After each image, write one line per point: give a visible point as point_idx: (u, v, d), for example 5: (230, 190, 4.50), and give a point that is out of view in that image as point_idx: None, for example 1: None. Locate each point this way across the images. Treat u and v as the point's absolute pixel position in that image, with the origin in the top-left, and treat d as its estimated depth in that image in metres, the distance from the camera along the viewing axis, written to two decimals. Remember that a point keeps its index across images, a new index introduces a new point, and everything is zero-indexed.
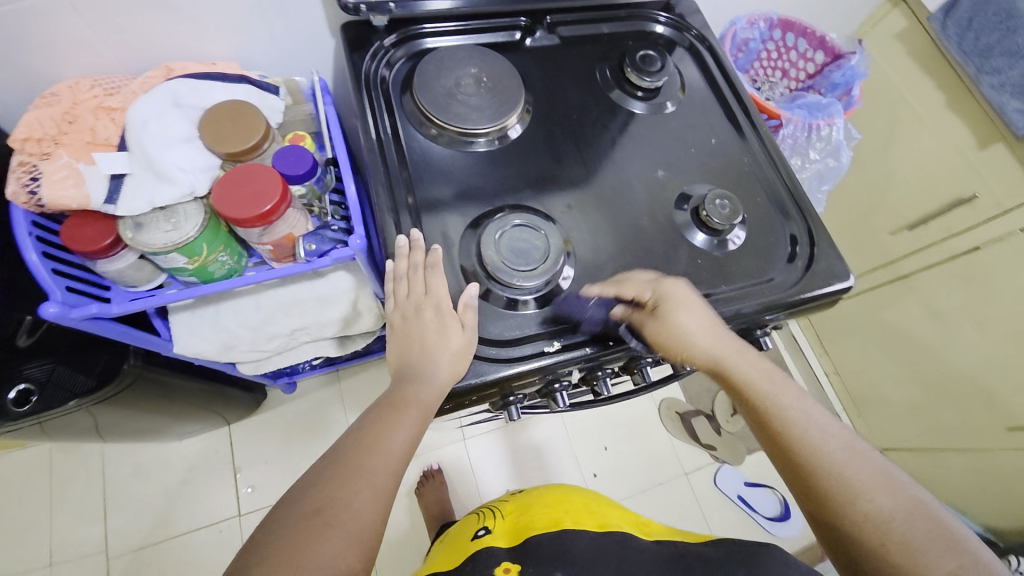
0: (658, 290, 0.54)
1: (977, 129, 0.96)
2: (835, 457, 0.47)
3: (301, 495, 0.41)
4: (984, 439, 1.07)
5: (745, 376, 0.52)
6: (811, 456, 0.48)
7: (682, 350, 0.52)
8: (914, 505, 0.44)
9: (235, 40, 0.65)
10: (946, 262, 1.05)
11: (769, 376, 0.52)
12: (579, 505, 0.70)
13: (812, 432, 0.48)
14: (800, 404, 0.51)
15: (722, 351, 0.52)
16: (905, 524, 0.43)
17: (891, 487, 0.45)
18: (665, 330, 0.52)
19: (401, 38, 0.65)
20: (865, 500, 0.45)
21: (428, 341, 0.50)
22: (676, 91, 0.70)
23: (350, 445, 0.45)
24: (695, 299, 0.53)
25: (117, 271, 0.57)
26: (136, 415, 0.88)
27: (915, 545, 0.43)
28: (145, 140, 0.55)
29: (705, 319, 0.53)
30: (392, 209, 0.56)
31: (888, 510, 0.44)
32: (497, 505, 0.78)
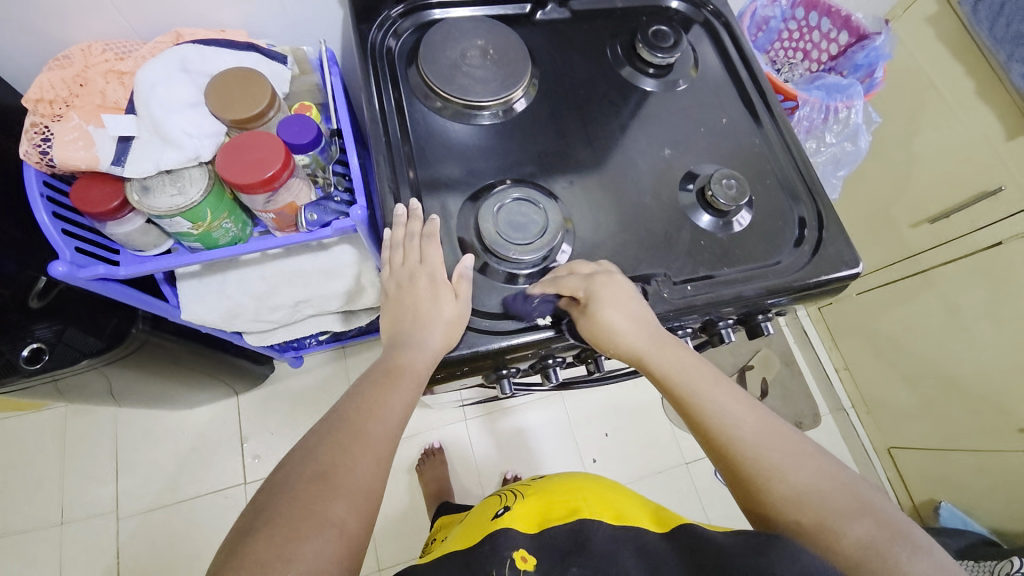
0: (590, 284, 0.50)
1: (1007, 119, 0.91)
2: (755, 442, 0.47)
3: (306, 458, 0.42)
4: (995, 440, 1.04)
5: (667, 369, 0.51)
6: (734, 446, 0.48)
7: (607, 344, 0.51)
8: (825, 480, 0.45)
9: (243, 8, 0.65)
10: (967, 258, 1.01)
11: (691, 368, 0.51)
12: (598, 494, 0.66)
13: (732, 422, 0.48)
14: (722, 393, 0.50)
15: (647, 345, 0.50)
16: (819, 499, 0.44)
17: (809, 465, 0.46)
18: (595, 327, 0.50)
19: (408, 8, 0.64)
20: (782, 480, 0.45)
21: (421, 309, 0.50)
22: (688, 69, 0.68)
23: (350, 411, 0.46)
24: (622, 290, 0.51)
25: (125, 234, 0.59)
26: (146, 380, 0.91)
27: (831, 521, 0.43)
28: (152, 104, 0.56)
29: (635, 312, 0.51)
30: (392, 180, 0.56)
31: (804, 487, 0.45)
32: (518, 488, 0.75)
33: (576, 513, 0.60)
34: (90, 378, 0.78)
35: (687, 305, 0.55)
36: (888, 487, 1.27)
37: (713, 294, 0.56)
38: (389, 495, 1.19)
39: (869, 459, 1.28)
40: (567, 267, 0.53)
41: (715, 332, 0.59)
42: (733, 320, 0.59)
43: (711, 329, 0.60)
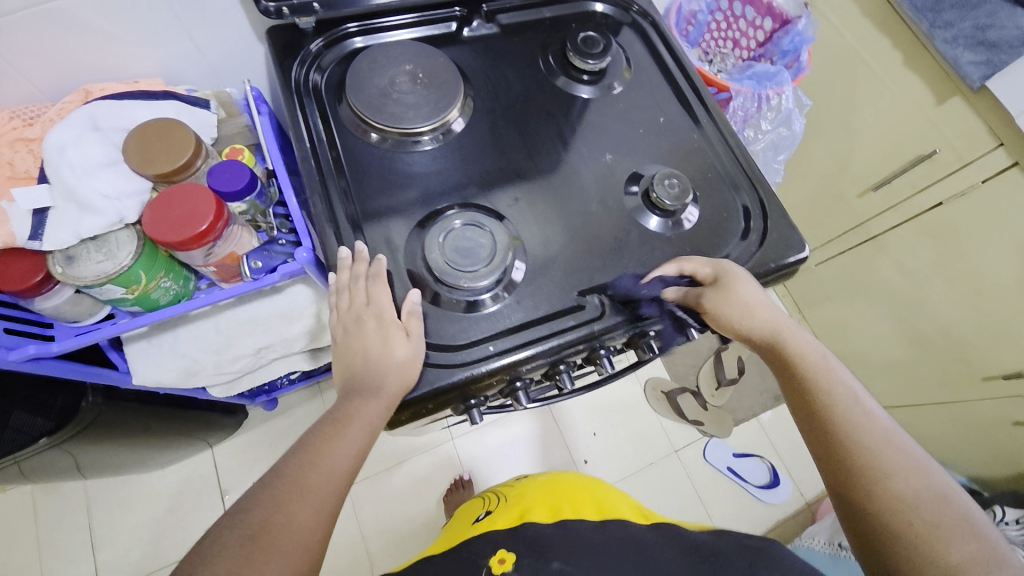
0: (725, 268, 0.55)
1: (934, 84, 0.93)
2: (876, 440, 0.48)
3: (237, 518, 0.41)
4: (960, 390, 1.10)
5: (799, 353, 0.53)
6: (852, 440, 0.48)
7: (739, 321, 0.54)
8: (944, 493, 0.45)
9: (156, 55, 0.62)
10: (912, 220, 1.04)
11: (821, 356, 0.53)
12: (579, 490, 0.67)
13: (853, 411, 0.49)
14: (848, 387, 0.51)
15: (781, 329, 0.54)
16: (930, 506, 0.44)
17: (921, 475, 0.46)
18: (727, 305, 0.54)
19: (329, 41, 0.63)
20: (894, 479, 0.46)
21: (370, 352, 0.48)
22: (622, 72, 0.68)
23: (291, 464, 0.45)
24: (754, 284, 0.55)
25: (55, 308, 0.56)
26: (111, 451, 0.87)
27: (946, 534, 0.43)
28: (63, 170, 0.52)
29: (768, 301, 0.54)
30: (330, 218, 0.54)
31: (914, 492, 0.45)
32: (502, 489, 0.75)
33: (557, 511, 0.61)
34: (47, 458, 0.74)
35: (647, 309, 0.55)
36: None
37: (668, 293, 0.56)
38: (383, 527, 1.16)
39: None
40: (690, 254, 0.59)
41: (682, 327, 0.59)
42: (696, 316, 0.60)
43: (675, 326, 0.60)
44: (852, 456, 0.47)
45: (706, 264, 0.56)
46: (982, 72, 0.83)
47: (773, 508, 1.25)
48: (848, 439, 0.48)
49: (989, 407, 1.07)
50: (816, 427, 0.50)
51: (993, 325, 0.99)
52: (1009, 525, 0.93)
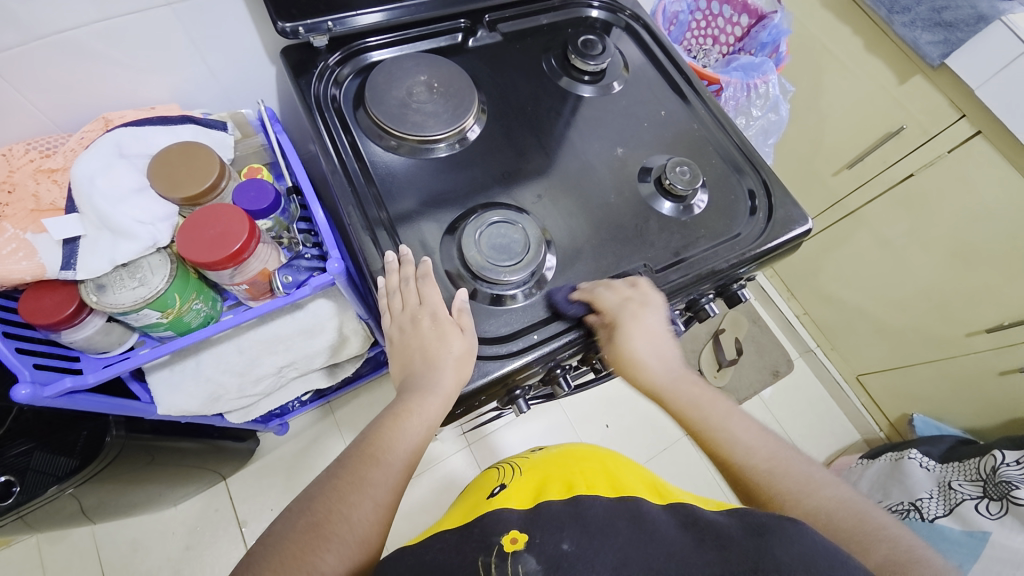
0: (620, 309, 0.54)
1: (895, 65, 1.00)
2: (768, 468, 0.50)
3: (302, 509, 0.42)
4: (946, 348, 1.17)
5: (686, 401, 0.55)
6: (749, 475, 0.50)
7: (631, 372, 0.56)
8: (840, 508, 0.46)
9: (170, 81, 0.63)
10: (887, 193, 1.11)
11: (706, 398, 0.55)
12: (594, 465, 0.61)
13: (739, 448, 0.51)
14: (735, 422, 0.53)
15: (665, 381, 0.55)
16: (829, 522, 0.45)
17: (821, 492, 0.47)
18: (617, 354, 0.56)
19: (345, 56, 0.65)
20: (791, 503, 0.47)
21: (429, 350, 0.50)
22: (620, 71, 0.72)
23: (353, 456, 0.47)
24: (652, 322, 0.55)
25: (86, 339, 0.55)
26: (128, 490, 0.83)
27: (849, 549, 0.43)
28: (94, 198, 0.52)
29: (655, 348, 0.56)
30: (364, 226, 0.55)
31: (811, 510, 0.46)
32: (518, 462, 0.71)
33: (574, 488, 0.52)
34: (53, 506, 0.68)
35: (671, 289, 0.58)
36: (866, 412, 1.42)
37: (692, 274, 0.60)
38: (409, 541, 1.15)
39: (843, 391, 1.43)
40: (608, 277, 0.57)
41: (699, 308, 0.65)
42: (712, 294, 0.65)
43: (696, 307, 0.64)
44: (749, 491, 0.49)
45: (610, 299, 0.54)
46: (940, 50, 0.90)
47: None
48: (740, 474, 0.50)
49: (974, 361, 1.14)
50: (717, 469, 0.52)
51: (971, 284, 1.07)
52: (1010, 466, 0.99)
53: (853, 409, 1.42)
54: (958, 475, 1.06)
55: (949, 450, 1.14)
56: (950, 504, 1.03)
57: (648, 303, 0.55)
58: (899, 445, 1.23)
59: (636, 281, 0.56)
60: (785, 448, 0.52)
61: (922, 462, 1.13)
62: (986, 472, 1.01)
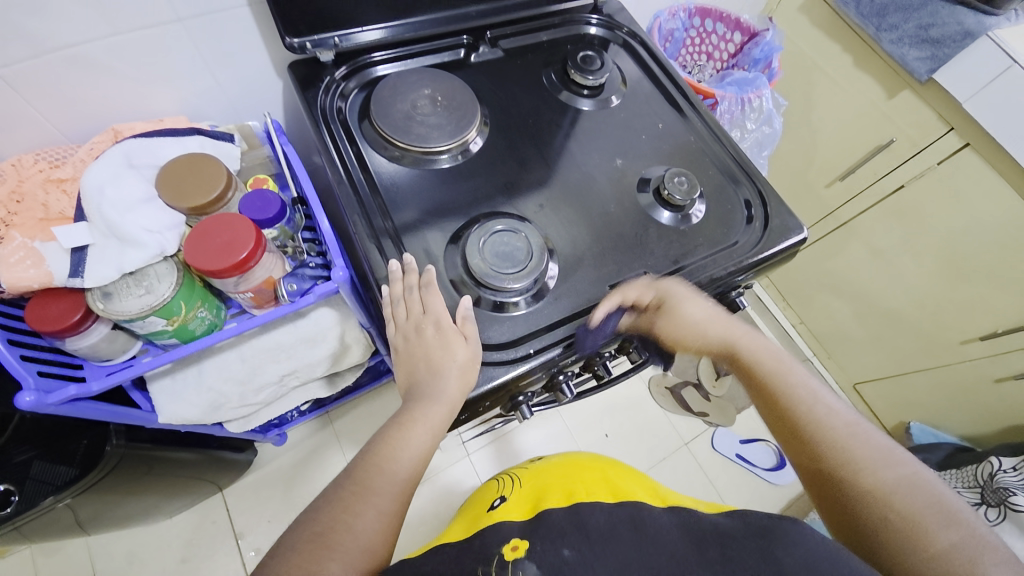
0: (659, 288, 0.57)
1: (883, 81, 1.03)
2: (846, 432, 0.50)
3: (306, 519, 0.43)
4: (942, 356, 1.18)
5: (756, 357, 0.58)
6: (819, 433, 0.51)
7: (688, 335, 0.58)
8: (920, 486, 0.45)
9: (178, 93, 0.64)
10: (879, 204, 1.14)
11: (780, 361, 0.58)
12: (594, 475, 0.61)
13: (818, 406, 0.53)
14: (812, 386, 0.55)
15: (734, 337, 0.59)
16: (906, 495, 0.45)
17: (900, 467, 0.47)
18: (673, 322, 0.57)
19: (351, 69, 0.66)
20: (866, 471, 0.47)
21: (433, 358, 0.51)
22: (618, 85, 0.74)
23: (357, 467, 0.47)
24: (688, 292, 0.58)
25: (90, 346, 0.55)
26: (125, 501, 0.82)
27: (928, 525, 0.42)
28: (103, 207, 0.53)
29: (707, 310, 0.58)
30: (369, 234, 0.56)
31: (889, 482, 0.46)
32: (515, 474, 0.71)
33: (573, 496, 0.53)
34: (49, 518, 0.67)
35: None
36: (863, 422, 1.42)
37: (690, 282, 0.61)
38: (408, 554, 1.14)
39: (841, 400, 1.43)
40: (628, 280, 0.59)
41: None
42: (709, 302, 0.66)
43: None
44: (818, 452, 0.50)
45: (642, 287, 0.57)
46: (928, 66, 0.93)
47: (783, 490, 1.30)
48: (811, 432, 0.51)
49: (968, 369, 1.15)
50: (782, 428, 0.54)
51: (963, 293, 1.08)
52: (1006, 472, 0.99)
53: None
54: (957, 482, 1.06)
55: (948, 458, 1.15)
56: None
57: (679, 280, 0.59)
58: None
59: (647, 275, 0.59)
60: (867, 422, 0.52)
61: None
62: (984, 479, 1.02)
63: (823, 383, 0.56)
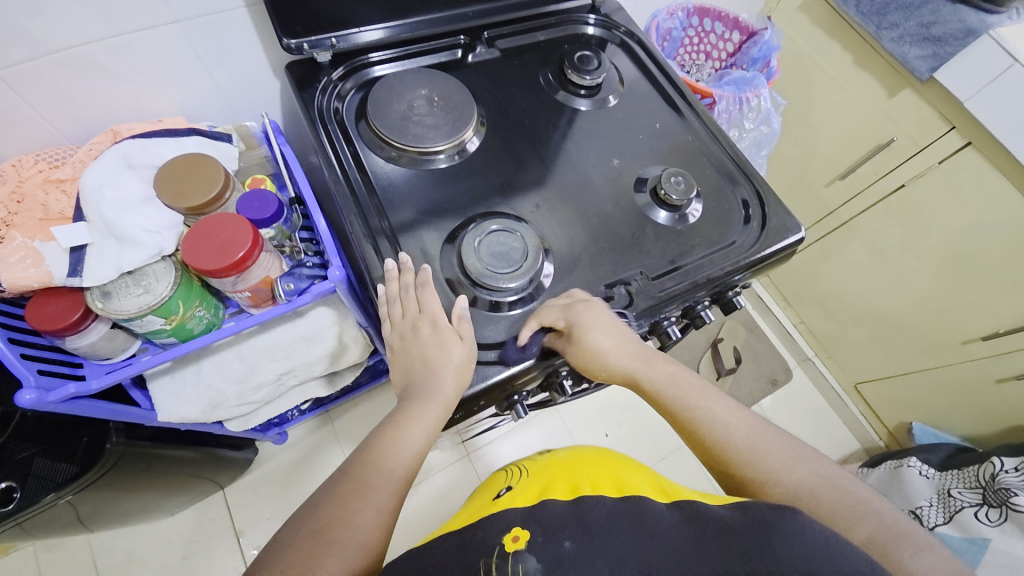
0: (570, 313, 0.54)
1: (884, 80, 1.03)
2: (749, 448, 0.50)
3: (304, 517, 0.43)
4: (944, 357, 1.18)
5: (658, 382, 0.56)
6: (730, 452, 0.51)
7: (598, 366, 0.54)
8: (820, 484, 0.47)
9: (177, 94, 0.65)
10: (880, 204, 1.13)
11: (679, 380, 0.56)
12: (600, 469, 0.61)
13: (718, 427, 0.52)
14: (712, 402, 0.54)
15: (635, 365, 0.55)
16: (812, 496, 0.46)
17: (803, 467, 0.48)
18: (583, 353, 0.53)
19: (348, 70, 0.67)
20: (774, 482, 0.48)
21: (429, 356, 0.51)
22: (615, 85, 0.74)
23: (354, 465, 0.47)
24: (602, 314, 0.54)
25: (90, 345, 0.55)
26: (125, 499, 0.83)
27: (837, 522, 0.44)
28: (102, 207, 0.53)
29: (615, 335, 0.54)
30: (365, 233, 0.57)
31: (795, 486, 0.47)
32: (524, 465, 0.72)
33: (578, 490, 0.53)
34: (49, 515, 0.68)
35: (666, 297, 0.59)
36: (865, 422, 1.42)
37: (688, 282, 0.61)
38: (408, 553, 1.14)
39: (842, 401, 1.43)
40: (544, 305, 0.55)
41: (695, 316, 0.65)
42: (707, 301, 0.65)
43: (692, 313, 0.65)
44: (732, 469, 0.50)
45: (555, 310, 0.54)
46: (929, 64, 0.92)
47: None
48: (722, 454, 0.51)
49: (970, 370, 1.15)
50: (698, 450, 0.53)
51: (965, 293, 1.08)
52: (1008, 473, 0.99)
53: (853, 419, 1.42)
54: (958, 482, 1.05)
55: (948, 458, 1.14)
56: (950, 512, 1.03)
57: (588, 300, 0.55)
58: (898, 453, 1.23)
59: (571, 292, 0.57)
60: (764, 423, 0.53)
61: (922, 470, 1.12)
62: (986, 480, 1.01)
63: (721, 392, 0.56)
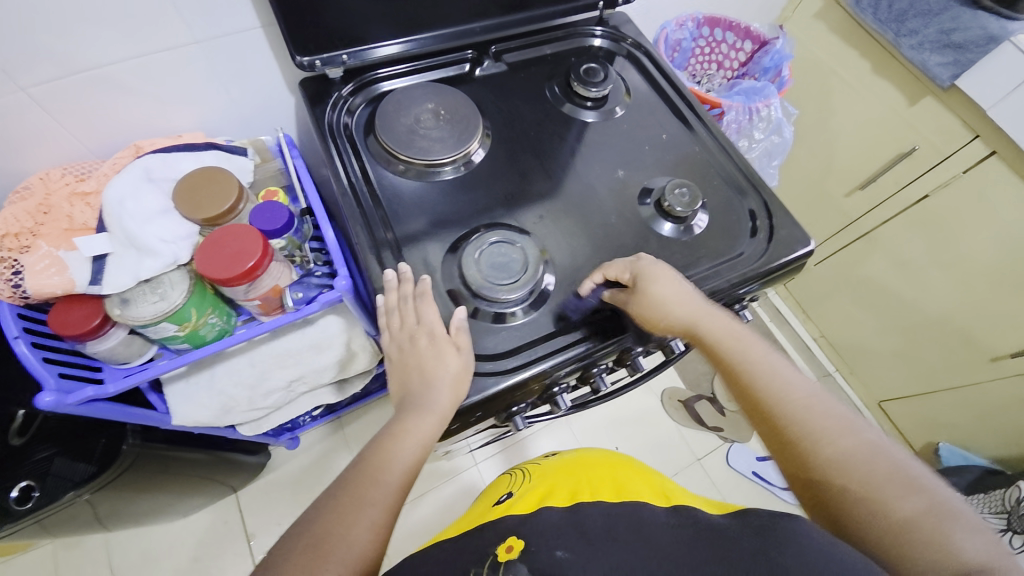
0: (637, 267, 0.56)
1: (904, 87, 1.00)
2: (803, 406, 0.48)
3: (301, 529, 0.44)
4: (973, 374, 1.13)
5: (717, 335, 0.54)
6: (781, 407, 0.48)
7: (656, 313, 0.54)
8: (875, 453, 0.44)
9: (197, 110, 0.68)
10: (901, 214, 1.10)
11: (740, 335, 0.54)
12: (600, 473, 0.61)
13: (775, 382, 0.50)
14: (770, 360, 0.53)
15: (697, 314, 0.54)
16: (865, 462, 0.43)
17: (857, 436, 0.45)
18: (643, 302, 0.54)
19: (357, 86, 0.69)
20: (827, 442, 0.45)
21: (426, 368, 0.51)
22: (622, 96, 0.74)
23: (350, 477, 0.48)
24: (669, 271, 0.56)
25: (108, 350, 0.58)
26: (142, 499, 0.86)
27: (885, 493, 0.41)
28: (123, 219, 0.56)
29: (679, 286, 0.56)
30: (370, 244, 0.58)
31: (848, 451, 0.44)
32: (527, 469, 0.71)
33: (577, 496, 0.53)
34: (68, 513, 0.70)
35: None
36: (890, 441, 1.36)
37: None
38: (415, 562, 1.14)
39: (865, 417, 1.38)
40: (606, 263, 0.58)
41: None
42: None
43: None
44: (782, 425, 0.48)
45: (622, 266, 0.57)
46: (951, 71, 0.90)
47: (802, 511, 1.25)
48: (777, 408, 0.48)
49: (999, 388, 1.10)
50: (747, 405, 0.51)
51: (993, 308, 1.03)
52: None
53: None
54: (985, 507, 1.01)
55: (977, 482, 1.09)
56: None
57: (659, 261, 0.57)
58: None
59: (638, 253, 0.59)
60: (828, 394, 0.50)
61: None
62: None
63: (780, 355, 0.54)
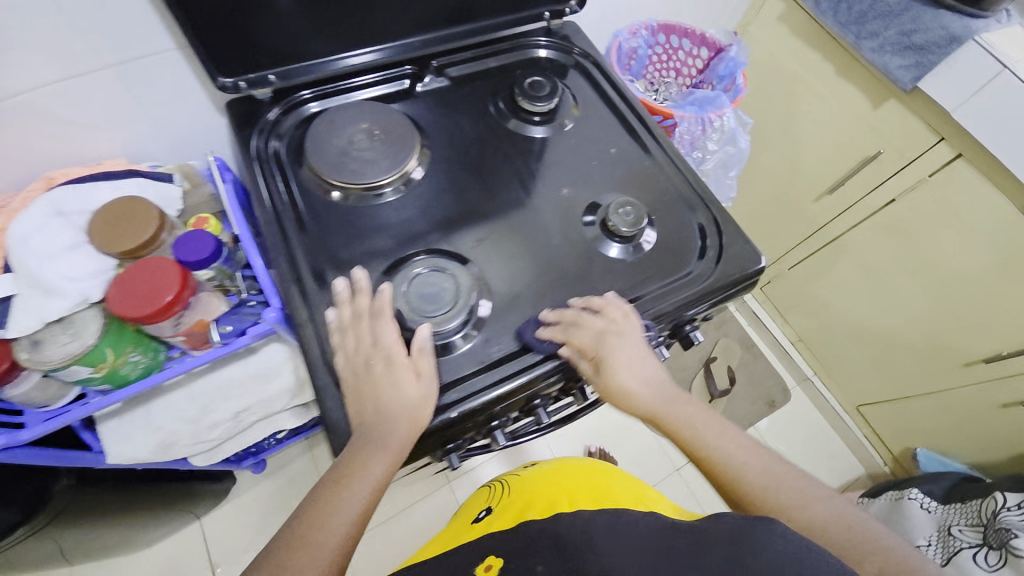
0: (602, 344, 0.54)
1: (868, 91, 0.98)
2: (763, 483, 0.50)
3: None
4: (948, 379, 1.11)
5: (679, 419, 0.55)
6: (746, 488, 0.51)
7: (621, 402, 0.55)
8: (834, 518, 0.48)
9: (120, 136, 0.64)
10: (870, 219, 1.08)
11: (699, 417, 0.56)
12: (580, 481, 0.58)
13: (734, 463, 0.52)
14: (727, 438, 0.54)
15: (658, 403, 0.56)
16: (830, 529, 0.47)
17: (820, 504, 0.49)
18: (609, 387, 0.55)
19: (285, 108, 0.66)
20: (794, 517, 0.48)
21: (382, 398, 0.49)
22: (570, 109, 0.72)
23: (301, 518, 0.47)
24: (632, 347, 0.55)
25: (24, 395, 0.55)
26: (87, 539, 0.82)
27: (852, 556, 0.45)
28: (26, 257, 0.53)
29: (643, 372, 0.56)
30: (295, 277, 0.55)
31: (813, 520, 0.48)
32: (506, 480, 0.69)
33: (554, 507, 0.51)
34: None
35: None
36: (869, 445, 1.35)
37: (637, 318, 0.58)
38: None
39: (843, 422, 1.36)
40: (576, 311, 0.56)
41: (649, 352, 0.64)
42: (663, 337, 0.64)
43: None
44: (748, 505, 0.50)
45: (587, 334, 0.54)
46: (912, 74, 0.88)
47: None
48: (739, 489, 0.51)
49: (973, 392, 1.08)
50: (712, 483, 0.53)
51: (964, 312, 1.02)
52: (1010, 510, 0.91)
53: (855, 442, 1.35)
54: (959, 519, 0.99)
55: (952, 488, 1.07)
56: (948, 552, 0.95)
57: (625, 330, 0.55)
58: (900, 482, 1.16)
59: (608, 306, 0.56)
60: (785, 461, 0.53)
61: (924, 503, 1.05)
62: (987, 517, 0.94)
63: (735, 425, 0.56)
